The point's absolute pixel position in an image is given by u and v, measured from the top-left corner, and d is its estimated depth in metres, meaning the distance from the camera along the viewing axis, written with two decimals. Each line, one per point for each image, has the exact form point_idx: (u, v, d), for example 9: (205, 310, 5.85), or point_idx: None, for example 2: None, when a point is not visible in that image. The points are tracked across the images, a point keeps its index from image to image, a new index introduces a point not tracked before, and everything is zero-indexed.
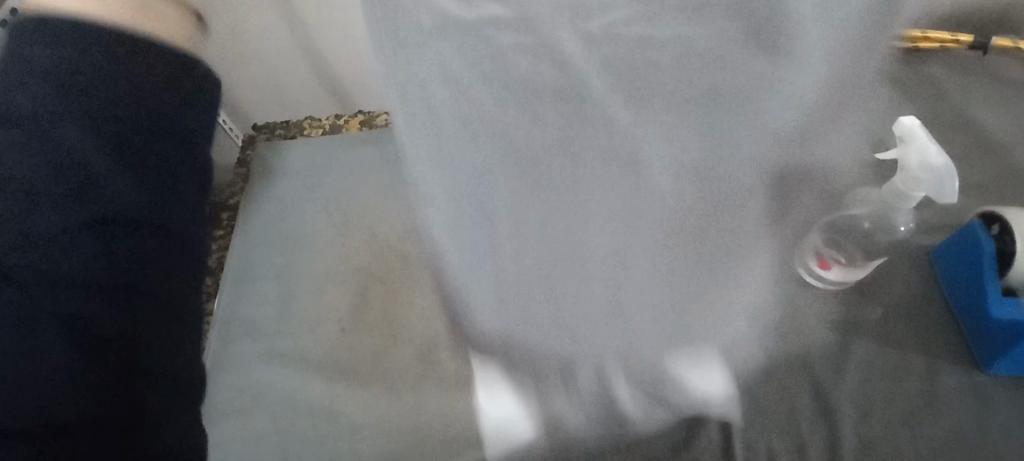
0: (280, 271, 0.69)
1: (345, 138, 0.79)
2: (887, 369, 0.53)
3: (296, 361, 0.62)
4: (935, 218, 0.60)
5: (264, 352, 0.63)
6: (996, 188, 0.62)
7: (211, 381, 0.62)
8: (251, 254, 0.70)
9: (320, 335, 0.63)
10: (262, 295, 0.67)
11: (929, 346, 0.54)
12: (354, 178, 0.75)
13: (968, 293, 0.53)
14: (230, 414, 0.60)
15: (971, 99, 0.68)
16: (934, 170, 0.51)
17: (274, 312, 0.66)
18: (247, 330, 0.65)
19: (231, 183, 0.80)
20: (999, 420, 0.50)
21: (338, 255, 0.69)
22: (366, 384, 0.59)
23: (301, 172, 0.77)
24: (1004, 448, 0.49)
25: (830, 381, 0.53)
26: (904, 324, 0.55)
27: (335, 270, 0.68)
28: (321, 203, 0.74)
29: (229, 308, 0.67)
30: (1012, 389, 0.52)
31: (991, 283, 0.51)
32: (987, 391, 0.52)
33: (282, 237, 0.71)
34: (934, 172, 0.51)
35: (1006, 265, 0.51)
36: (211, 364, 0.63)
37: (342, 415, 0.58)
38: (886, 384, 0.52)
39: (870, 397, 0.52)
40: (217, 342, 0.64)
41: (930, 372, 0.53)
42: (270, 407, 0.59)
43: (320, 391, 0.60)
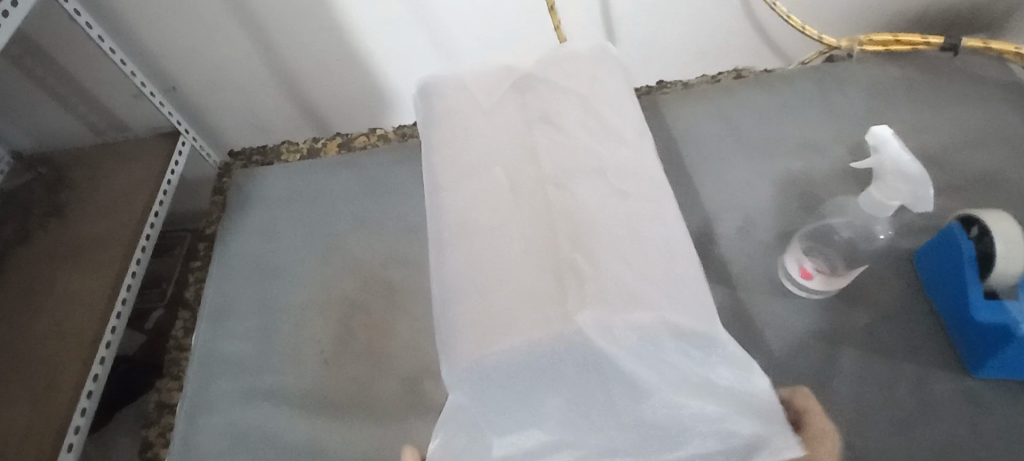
0: (260, 304, 0.67)
1: (324, 162, 0.78)
2: (875, 376, 0.53)
3: (277, 397, 0.60)
4: (917, 221, 0.60)
5: (244, 389, 0.61)
6: (976, 188, 0.62)
7: (189, 422, 0.60)
8: (228, 287, 0.69)
9: (302, 368, 0.62)
10: (240, 329, 0.66)
11: (918, 352, 0.54)
12: (333, 202, 0.74)
13: (951, 298, 0.53)
14: (210, 456, 0.58)
15: (945, 99, 0.69)
16: (910, 179, 0.52)
17: (253, 347, 0.64)
18: (226, 367, 0.63)
19: (209, 213, 0.78)
20: (993, 425, 0.50)
21: (319, 284, 0.68)
22: (348, 419, 0.58)
23: (278, 199, 0.76)
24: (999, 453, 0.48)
25: (818, 393, 0.52)
26: (891, 330, 0.55)
27: (315, 300, 0.67)
28: (299, 231, 0.72)
29: (207, 344, 0.65)
30: (1004, 392, 0.51)
31: (973, 284, 0.50)
32: (978, 395, 0.51)
33: (260, 267, 0.70)
34: (911, 181, 0.52)
35: (988, 268, 0.51)
36: (189, 403, 0.62)
37: (326, 452, 0.57)
38: (876, 393, 0.52)
39: (861, 408, 0.51)
40: (196, 381, 0.63)
41: (920, 379, 0.52)
42: (251, 447, 0.58)
43: (301, 429, 0.58)
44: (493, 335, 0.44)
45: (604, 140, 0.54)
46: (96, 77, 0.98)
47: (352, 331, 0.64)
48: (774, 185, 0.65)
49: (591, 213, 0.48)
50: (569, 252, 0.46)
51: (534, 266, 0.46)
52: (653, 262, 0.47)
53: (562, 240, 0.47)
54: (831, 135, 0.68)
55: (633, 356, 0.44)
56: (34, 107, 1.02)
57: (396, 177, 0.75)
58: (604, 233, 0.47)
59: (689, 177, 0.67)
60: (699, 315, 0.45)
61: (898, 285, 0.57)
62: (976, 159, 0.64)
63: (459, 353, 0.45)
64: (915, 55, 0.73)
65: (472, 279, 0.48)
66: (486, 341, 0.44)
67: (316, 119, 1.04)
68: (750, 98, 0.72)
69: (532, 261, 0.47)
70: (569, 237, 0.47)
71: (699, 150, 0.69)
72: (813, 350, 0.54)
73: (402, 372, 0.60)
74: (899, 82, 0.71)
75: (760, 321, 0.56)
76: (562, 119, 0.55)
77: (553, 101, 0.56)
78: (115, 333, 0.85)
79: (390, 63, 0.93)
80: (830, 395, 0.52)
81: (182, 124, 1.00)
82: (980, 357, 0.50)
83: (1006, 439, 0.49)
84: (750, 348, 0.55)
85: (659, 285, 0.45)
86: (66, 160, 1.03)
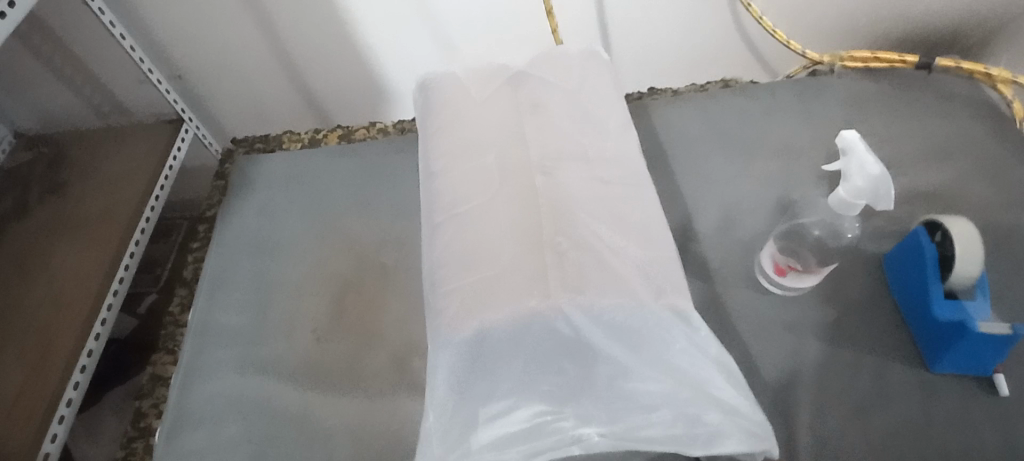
0: (255, 282, 0.69)
1: (323, 150, 0.81)
2: (840, 366, 0.56)
3: (269, 369, 0.62)
4: (884, 225, 0.64)
5: (236, 362, 0.63)
6: (943, 196, 0.66)
7: (183, 389, 0.62)
8: (225, 264, 0.71)
9: (293, 343, 0.64)
10: (235, 304, 0.68)
11: (880, 345, 0.56)
12: (331, 188, 0.77)
13: (913, 296, 0.56)
14: (201, 422, 0.60)
15: (918, 112, 0.73)
16: (871, 178, 0.57)
17: (248, 321, 0.66)
18: (220, 339, 0.65)
19: (210, 196, 0.81)
20: (946, 415, 0.52)
21: (314, 264, 0.70)
22: (336, 392, 0.60)
23: (278, 182, 0.78)
24: (951, 441, 0.51)
25: (784, 380, 0.55)
26: (857, 324, 0.58)
27: (310, 279, 0.69)
28: (296, 214, 0.75)
29: (202, 316, 0.67)
30: (959, 385, 0.54)
31: (934, 283, 0.54)
32: (936, 387, 0.54)
33: (257, 247, 0.72)
34: (870, 179, 0.57)
35: (948, 269, 0.54)
36: (183, 372, 0.63)
37: (313, 422, 0.59)
38: (839, 382, 0.55)
39: (824, 396, 0.54)
40: (191, 351, 0.65)
41: (882, 371, 0.55)
42: (242, 414, 0.60)
43: (291, 399, 0.60)
44: (474, 309, 0.47)
45: (589, 133, 0.57)
46: (104, 62, 1.01)
47: (345, 311, 0.66)
48: (752, 186, 0.68)
49: (577, 202, 0.51)
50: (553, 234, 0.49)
51: (518, 247, 0.49)
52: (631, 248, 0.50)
53: (546, 223, 0.49)
54: (808, 142, 0.72)
55: (610, 332, 0.46)
56: (41, 88, 1.04)
57: (393, 167, 0.78)
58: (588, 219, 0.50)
59: (673, 176, 0.71)
60: (673, 295, 0.48)
61: (865, 283, 0.60)
62: (943, 170, 0.68)
63: (447, 327, 0.48)
64: (891, 71, 0.77)
65: (460, 258, 0.50)
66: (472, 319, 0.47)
67: (317, 111, 1.07)
68: (734, 105, 0.76)
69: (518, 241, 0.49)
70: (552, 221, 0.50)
71: (683, 152, 0.72)
72: (784, 341, 0.57)
73: (391, 350, 0.62)
74: (874, 95, 0.75)
75: (734, 311, 0.59)
76: (550, 110, 0.58)
77: (541, 94, 0.59)
78: (111, 311, 0.87)
79: (392, 58, 0.97)
80: (796, 383, 0.55)
81: (186, 111, 1.03)
82: (937, 352, 0.53)
83: (958, 428, 0.52)
84: (723, 337, 0.58)
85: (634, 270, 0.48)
86: (68, 141, 1.05)
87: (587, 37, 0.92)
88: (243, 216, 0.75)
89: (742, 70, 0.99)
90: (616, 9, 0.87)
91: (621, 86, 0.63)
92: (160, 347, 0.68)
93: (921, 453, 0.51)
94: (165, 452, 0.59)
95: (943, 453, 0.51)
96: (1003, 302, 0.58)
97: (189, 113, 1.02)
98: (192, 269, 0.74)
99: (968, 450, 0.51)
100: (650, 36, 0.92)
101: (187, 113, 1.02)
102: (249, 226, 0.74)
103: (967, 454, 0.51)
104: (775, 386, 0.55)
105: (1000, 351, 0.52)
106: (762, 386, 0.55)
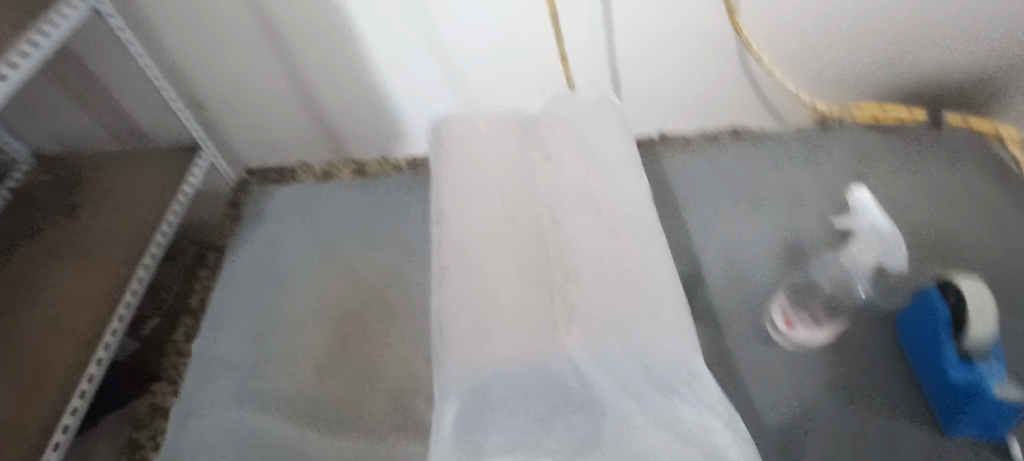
0: (261, 314, 0.69)
1: (335, 184, 0.82)
2: (851, 427, 0.54)
3: (269, 406, 0.62)
4: (895, 281, 0.63)
5: (236, 396, 0.63)
6: (954, 254, 0.66)
7: (181, 423, 0.61)
8: (232, 295, 0.71)
9: (295, 378, 0.63)
10: (239, 336, 0.67)
11: (893, 407, 0.55)
12: (341, 223, 0.77)
13: (926, 356, 0.55)
14: (197, 459, 0.59)
15: (927, 168, 0.73)
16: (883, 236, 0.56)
17: (251, 354, 0.66)
18: (222, 372, 0.65)
19: (221, 224, 0.81)
20: None
21: (320, 299, 0.70)
22: (336, 433, 0.59)
23: (289, 215, 0.79)
24: None
25: (795, 440, 0.54)
26: (869, 383, 0.57)
27: (315, 314, 0.69)
28: (305, 247, 0.75)
29: (206, 348, 0.67)
30: (975, 452, 0.52)
31: (948, 345, 0.53)
32: (952, 453, 0.52)
33: (264, 279, 0.72)
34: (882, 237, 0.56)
35: (961, 330, 0.53)
36: (182, 405, 0.63)
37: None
38: (851, 444, 0.53)
39: (836, 458, 0.53)
40: (191, 383, 0.64)
41: (895, 434, 0.54)
42: (239, 452, 0.59)
43: (290, 438, 0.59)
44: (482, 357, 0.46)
45: (599, 181, 0.57)
46: (126, 89, 1.03)
47: (348, 348, 0.65)
48: (761, 237, 0.68)
49: (587, 252, 0.51)
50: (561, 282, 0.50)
51: (529, 292, 0.50)
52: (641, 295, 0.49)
53: None
54: (817, 194, 0.72)
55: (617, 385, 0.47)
56: (62, 112, 1.07)
57: (403, 204, 0.78)
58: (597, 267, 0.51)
59: (681, 224, 0.71)
60: (680, 350, 0.47)
61: (877, 340, 0.59)
62: (954, 228, 0.67)
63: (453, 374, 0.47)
64: (899, 126, 0.78)
65: (470, 300, 0.51)
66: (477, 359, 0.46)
67: (331, 143, 1.09)
68: (742, 154, 0.77)
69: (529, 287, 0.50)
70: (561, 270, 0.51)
71: (692, 200, 0.73)
72: (793, 398, 0.56)
73: (393, 392, 0.61)
74: (883, 150, 0.76)
75: (742, 365, 0.59)
76: (562, 157, 0.59)
77: (553, 141, 0.60)
78: (115, 335, 0.86)
79: (406, 95, 0.98)
80: (807, 443, 0.54)
81: (202, 139, 1.05)
82: (953, 415, 0.52)
83: None
84: (732, 392, 0.57)
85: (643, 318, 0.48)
86: (85, 164, 1.07)
87: (598, 81, 0.94)
88: (252, 247, 0.75)
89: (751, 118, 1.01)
90: (627, 56, 0.90)
91: (632, 134, 0.64)
92: (160, 377, 0.67)
93: None
94: None
95: None
96: (1018, 367, 0.57)
97: (205, 142, 1.04)
98: (198, 299, 0.74)
99: None
100: (660, 83, 0.94)
101: (204, 141, 1.04)
102: (257, 257, 0.75)
103: None
104: (785, 446, 0.54)
105: (1017, 418, 0.50)
106: (771, 444, 0.54)
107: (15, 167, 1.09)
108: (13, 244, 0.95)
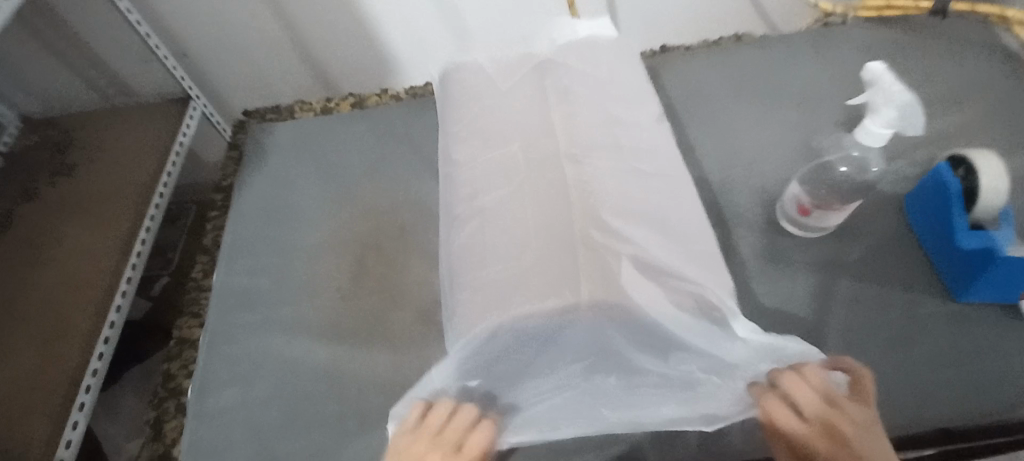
0: (277, 245, 0.68)
1: (338, 116, 0.81)
2: (876, 292, 0.57)
3: (297, 328, 0.62)
4: (905, 168, 0.64)
5: (260, 323, 0.62)
6: (964, 136, 0.66)
7: (210, 350, 0.61)
8: (248, 229, 0.70)
9: (319, 302, 0.63)
10: (261, 267, 0.67)
11: (912, 276, 0.57)
12: (346, 154, 0.76)
13: (936, 230, 0.57)
14: (233, 379, 0.59)
15: (927, 53, 0.73)
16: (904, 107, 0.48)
17: (274, 283, 0.65)
18: (249, 303, 0.64)
19: (225, 166, 0.80)
20: (977, 342, 0.53)
21: (335, 226, 0.70)
22: (369, 344, 0.59)
23: (289, 149, 0.77)
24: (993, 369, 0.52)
25: (827, 293, 0.58)
26: (892, 256, 0.59)
27: (330, 242, 0.68)
28: (312, 180, 0.74)
29: (227, 279, 0.66)
30: (982, 310, 0.55)
31: (960, 215, 0.54)
32: (965, 318, 0.55)
33: (276, 215, 0.71)
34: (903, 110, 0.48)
35: (973, 201, 0.55)
36: (211, 333, 0.62)
37: (348, 374, 0.57)
38: (878, 314, 0.56)
39: (868, 324, 0.55)
40: (216, 314, 0.63)
41: (909, 304, 0.56)
42: (273, 370, 0.59)
43: (322, 353, 0.59)
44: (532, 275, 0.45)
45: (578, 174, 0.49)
46: (108, 38, 1.00)
47: (367, 269, 0.65)
48: (771, 136, 0.69)
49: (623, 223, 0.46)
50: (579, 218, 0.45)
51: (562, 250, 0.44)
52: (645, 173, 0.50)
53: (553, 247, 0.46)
54: (822, 93, 0.72)
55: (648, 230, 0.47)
56: (48, 71, 1.04)
57: (410, 128, 0.78)
58: (522, 115, 0.53)
59: (690, 128, 0.71)
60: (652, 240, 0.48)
61: (887, 225, 0.61)
62: (962, 112, 0.68)
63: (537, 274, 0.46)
64: (903, 20, 0.77)
65: (476, 263, 0.47)
66: (490, 287, 0.44)
67: (322, 82, 1.06)
68: (747, 56, 0.77)
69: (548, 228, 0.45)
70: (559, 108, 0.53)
71: (699, 103, 0.74)
72: (805, 291, 0.58)
73: (417, 305, 0.62)
74: (890, 44, 0.75)
75: (754, 260, 0.60)
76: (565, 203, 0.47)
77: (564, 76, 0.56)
78: (130, 285, 0.85)
79: (399, 30, 0.96)
80: (832, 302, 0.57)
81: (192, 90, 1.02)
82: (948, 250, 0.55)
83: (998, 350, 0.53)
84: (745, 280, 0.59)
85: (648, 195, 0.48)
86: (75, 124, 1.04)
87: None
88: (261, 184, 0.74)
89: (736, 20, 0.90)
90: None
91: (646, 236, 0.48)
92: (187, 313, 0.66)
93: (966, 381, 0.52)
94: (196, 410, 0.58)
95: (977, 382, 0.52)
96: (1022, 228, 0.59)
97: (196, 91, 1.02)
98: (213, 236, 0.74)
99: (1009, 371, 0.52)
100: None
101: (194, 90, 1.02)
102: (265, 192, 0.73)
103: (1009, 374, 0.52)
104: (817, 304, 0.57)
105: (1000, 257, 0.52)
106: (787, 330, 0.56)
107: None
108: (12, 207, 0.92)
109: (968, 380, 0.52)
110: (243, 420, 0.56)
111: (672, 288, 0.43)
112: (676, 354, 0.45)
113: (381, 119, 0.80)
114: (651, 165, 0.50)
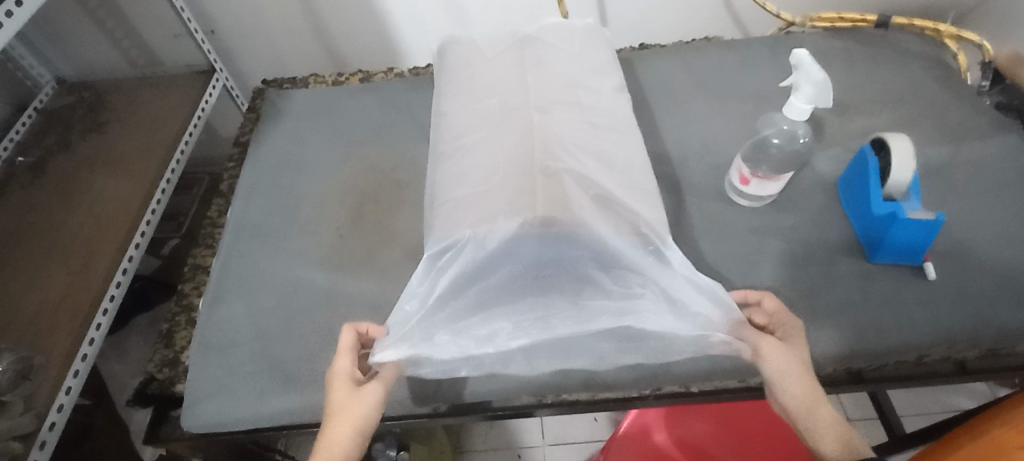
0: (286, 189, 0.77)
1: (347, 87, 0.90)
2: (802, 251, 0.66)
3: (299, 256, 0.70)
4: (839, 153, 0.73)
5: (268, 250, 0.71)
6: (893, 129, 0.75)
7: (221, 272, 0.69)
8: (261, 175, 0.79)
9: (319, 237, 0.72)
10: (271, 206, 0.76)
11: (835, 240, 0.66)
12: (352, 118, 0.86)
13: (858, 203, 0.66)
14: (241, 295, 0.67)
15: (870, 60, 0.83)
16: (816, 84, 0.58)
17: (281, 220, 0.74)
18: (258, 235, 0.73)
19: (243, 127, 0.90)
20: (885, 293, 0.62)
21: (337, 176, 0.79)
22: (361, 273, 0.68)
23: (301, 112, 0.87)
24: (897, 316, 0.60)
25: (761, 251, 0.66)
26: (820, 223, 0.68)
27: (333, 189, 0.77)
28: (320, 137, 0.83)
29: (240, 215, 0.75)
30: (893, 268, 0.64)
31: (876, 187, 0.63)
32: (876, 273, 0.63)
33: (286, 165, 0.80)
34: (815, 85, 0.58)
35: (886, 176, 0.64)
36: (223, 258, 0.71)
37: (341, 295, 0.66)
38: (803, 269, 0.64)
39: (793, 276, 0.64)
40: (227, 243, 0.72)
41: (830, 261, 0.65)
42: (275, 290, 0.67)
43: (320, 277, 0.68)
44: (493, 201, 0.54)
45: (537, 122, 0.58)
46: (144, 12, 1.10)
47: (364, 213, 0.74)
48: (726, 121, 0.78)
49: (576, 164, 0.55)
50: (543, 154, 0.54)
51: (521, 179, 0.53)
52: (604, 131, 0.59)
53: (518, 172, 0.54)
54: (775, 88, 0.82)
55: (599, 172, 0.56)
56: (87, 40, 1.15)
57: (410, 99, 0.87)
58: (503, 75, 0.63)
59: (657, 112, 0.81)
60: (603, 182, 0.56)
61: (819, 198, 0.70)
62: (894, 110, 0.77)
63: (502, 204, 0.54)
64: (852, 31, 0.87)
65: (458, 182, 0.56)
66: (465, 200, 0.54)
67: (334, 63, 1.16)
68: (713, 56, 0.87)
69: (517, 160, 0.54)
70: (537, 73, 0.62)
71: (667, 92, 0.83)
72: (742, 248, 0.66)
73: (405, 245, 0.71)
74: (839, 50, 0.85)
75: (701, 222, 0.69)
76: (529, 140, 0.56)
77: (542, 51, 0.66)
78: (149, 226, 0.93)
79: (407, 19, 1.07)
80: (764, 258, 0.65)
81: (216, 63, 1.12)
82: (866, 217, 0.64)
83: (903, 301, 0.61)
84: (691, 238, 0.68)
85: (603, 146, 0.57)
86: (106, 88, 1.14)
87: None
88: (275, 139, 0.84)
89: (709, 26, 1.00)
90: None
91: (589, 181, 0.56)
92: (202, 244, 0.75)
93: (873, 324, 0.60)
94: (206, 319, 0.66)
95: (883, 326, 0.60)
96: (934, 206, 0.68)
97: (219, 65, 1.12)
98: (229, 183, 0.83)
99: (911, 317, 0.60)
100: None
101: (218, 64, 1.12)
102: (278, 146, 0.83)
103: (911, 320, 0.60)
104: (752, 260, 0.66)
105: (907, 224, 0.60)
106: (723, 279, 0.64)
107: (40, 91, 1.14)
108: (46, 156, 1.01)
109: (875, 324, 0.60)
110: (247, 328, 0.65)
111: (616, 216, 0.52)
112: (611, 278, 0.52)
113: (384, 91, 0.89)
114: (608, 125, 0.60)
